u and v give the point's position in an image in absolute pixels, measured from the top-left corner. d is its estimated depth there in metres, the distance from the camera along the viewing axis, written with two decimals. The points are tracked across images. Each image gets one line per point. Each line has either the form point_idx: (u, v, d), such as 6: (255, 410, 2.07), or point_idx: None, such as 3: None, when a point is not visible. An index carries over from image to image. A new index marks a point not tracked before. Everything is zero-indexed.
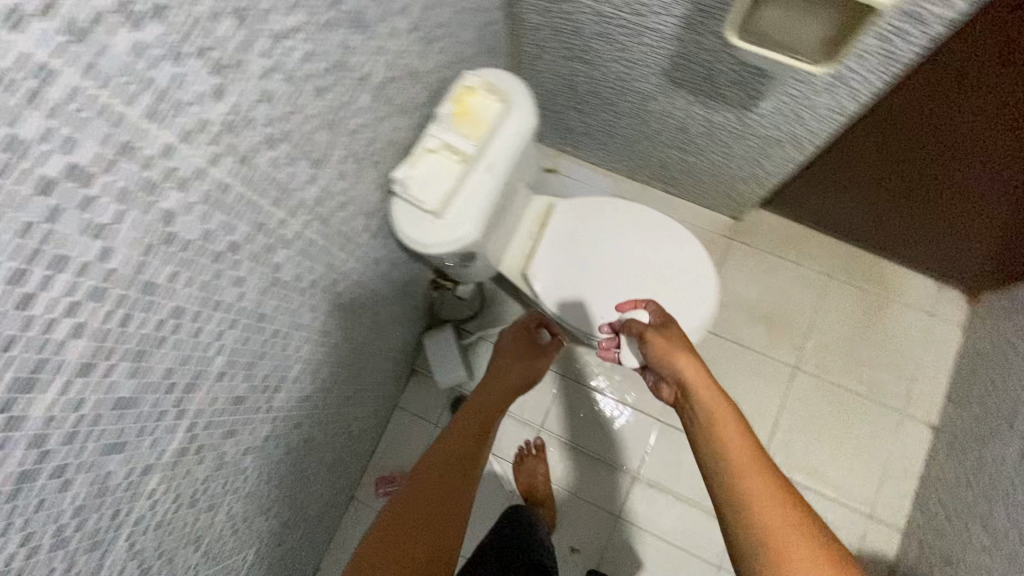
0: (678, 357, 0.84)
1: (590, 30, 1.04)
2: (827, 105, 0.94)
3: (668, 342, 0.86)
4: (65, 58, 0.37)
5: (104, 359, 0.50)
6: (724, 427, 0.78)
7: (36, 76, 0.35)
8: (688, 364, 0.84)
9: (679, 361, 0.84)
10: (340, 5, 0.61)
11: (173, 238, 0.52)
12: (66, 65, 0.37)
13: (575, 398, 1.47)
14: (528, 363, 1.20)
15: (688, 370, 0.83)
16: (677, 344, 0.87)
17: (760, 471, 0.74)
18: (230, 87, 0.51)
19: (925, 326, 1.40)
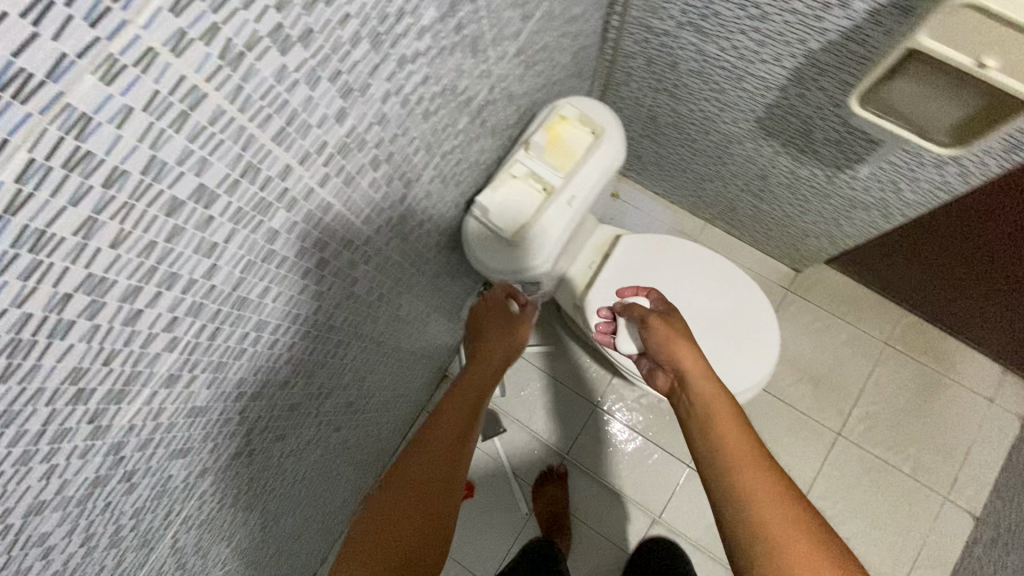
0: (675, 341, 0.85)
1: (687, 67, 1.00)
2: (930, 180, 0.89)
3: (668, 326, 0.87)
4: (216, 82, 0.35)
5: (188, 371, 0.49)
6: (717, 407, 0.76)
7: (187, 99, 0.34)
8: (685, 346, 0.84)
9: (676, 345, 0.84)
10: (463, 30, 0.59)
11: (272, 256, 0.50)
12: (218, 90, 0.35)
13: (593, 423, 1.44)
14: (510, 334, 0.85)
15: (685, 353, 0.83)
16: (677, 330, 0.87)
17: (752, 455, 0.70)
18: (352, 110, 0.49)
19: (981, 411, 1.34)
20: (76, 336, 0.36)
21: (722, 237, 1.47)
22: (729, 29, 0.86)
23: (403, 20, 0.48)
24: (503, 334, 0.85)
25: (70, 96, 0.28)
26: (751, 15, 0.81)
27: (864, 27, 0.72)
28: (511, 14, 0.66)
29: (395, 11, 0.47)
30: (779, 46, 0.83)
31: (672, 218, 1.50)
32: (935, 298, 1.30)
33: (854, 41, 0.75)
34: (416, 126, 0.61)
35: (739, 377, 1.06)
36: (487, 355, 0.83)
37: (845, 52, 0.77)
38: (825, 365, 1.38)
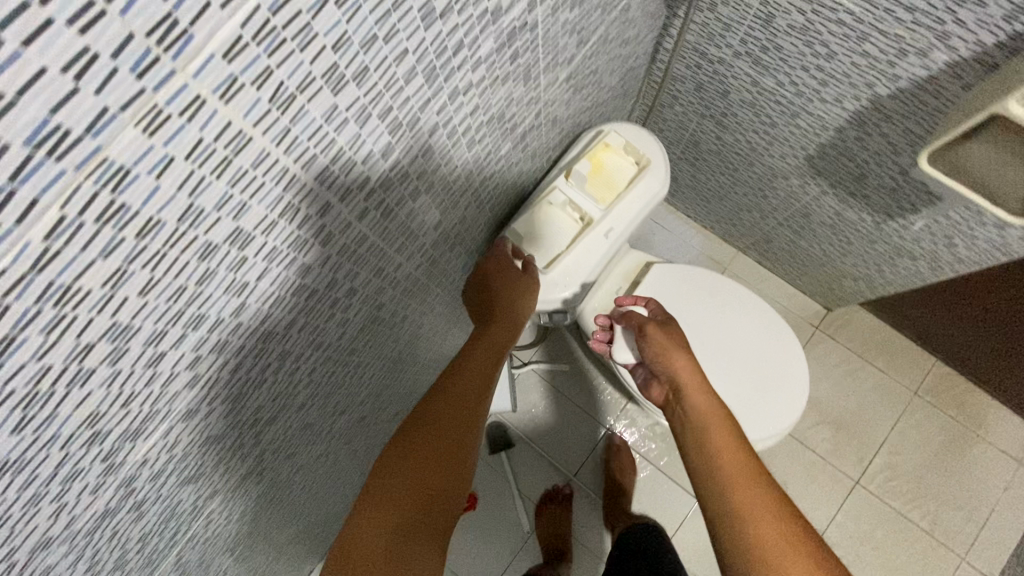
0: (671, 348, 0.84)
1: (738, 96, 0.95)
2: (988, 239, 0.84)
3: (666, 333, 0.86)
4: (264, 127, 0.32)
5: (207, 403, 0.46)
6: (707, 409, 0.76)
7: (232, 145, 0.31)
8: (680, 353, 0.83)
9: (672, 353, 0.83)
10: (518, 59, 0.55)
11: (302, 290, 0.48)
12: (264, 134, 0.33)
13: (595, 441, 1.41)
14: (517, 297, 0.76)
15: (680, 360, 0.82)
16: (675, 338, 0.86)
17: (744, 466, 0.69)
18: (398, 145, 0.46)
19: (1008, 472, 1.28)
20: (96, 382, 0.34)
21: (752, 267, 1.43)
22: (791, 64, 0.82)
23: (461, 54, 0.45)
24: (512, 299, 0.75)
25: (109, 150, 0.25)
26: (817, 53, 0.77)
27: (941, 79, 0.68)
28: (567, 41, 0.63)
29: (454, 45, 0.44)
30: (843, 87, 0.79)
31: (702, 243, 1.45)
32: (971, 351, 1.25)
33: (926, 91, 0.70)
34: (460, 155, 0.58)
35: (761, 424, 1.02)
36: (496, 322, 0.73)
37: (915, 101, 0.73)
38: (848, 409, 1.34)
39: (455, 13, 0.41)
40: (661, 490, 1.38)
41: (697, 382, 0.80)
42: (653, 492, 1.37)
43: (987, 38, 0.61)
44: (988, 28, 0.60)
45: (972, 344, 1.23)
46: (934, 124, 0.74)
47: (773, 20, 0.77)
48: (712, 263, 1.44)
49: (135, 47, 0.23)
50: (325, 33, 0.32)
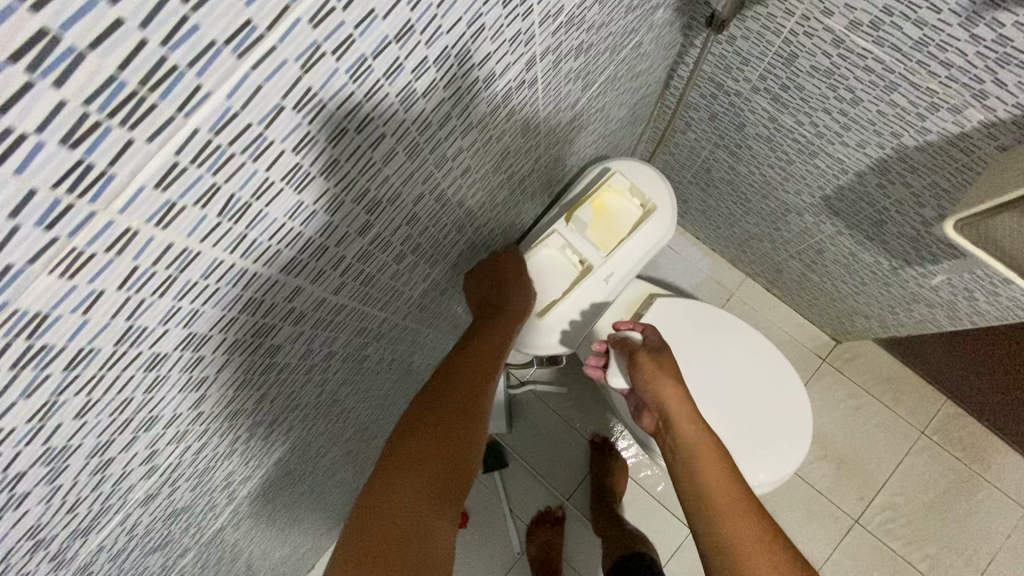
0: (661, 374, 0.77)
1: (754, 130, 0.90)
2: (1012, 298, 0.79)
3: (656, 359, 0.79)
4: (214, 240, 0.29)
5: (168, 486, 0.44)
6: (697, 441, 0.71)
7: (176, 263, 0.28)
8: (670, 380, 0.77)
9: (662, 383, 0.77)
10: (514, 115, 0.52)
11: (272, 367, 0.45)
12: (215, 245, 0.29)
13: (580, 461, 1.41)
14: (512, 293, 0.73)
15: (669, 392, 0.76)
16: (665, 364, 0.79)
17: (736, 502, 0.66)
18: (378, 220, 0.43)
19: (1015, 519, 1.25)
20: (33, 500, 0.32)
21: (760, 293, 1.38)
22: (812, 105, 0.76)
23: (447, 123, 0.42)
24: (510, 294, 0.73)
25: (19, 303, 0.22)
26: (841, 98, 0.72)
27: (974, 136, 0.63)
28: (570, 87, 0.59)
29: (440, 118, 0.40)
30: (867, 133, 0.74)
31: (710, 266, 1.41)
32: None
33: (957, 148, 0.65)
34: (449, 213, 0.55)
35: (759, 473, 0.99)
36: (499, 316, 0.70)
37: (944, 156, 0.68)
38: (852, 445, 1.30)
39: (439, 89, 0.38)
40: (654, 517, 1.35)
41: (688, 411, 0.74)
42: (647, 520, 1.35)
43: None
44: None
45: None
46: (962, 180, 0.69)
47: (796, 60, 0.72)
48: (720, 288, 1.39)
49: (41, 201, 0.20)
50: (282, 139, 0.28)
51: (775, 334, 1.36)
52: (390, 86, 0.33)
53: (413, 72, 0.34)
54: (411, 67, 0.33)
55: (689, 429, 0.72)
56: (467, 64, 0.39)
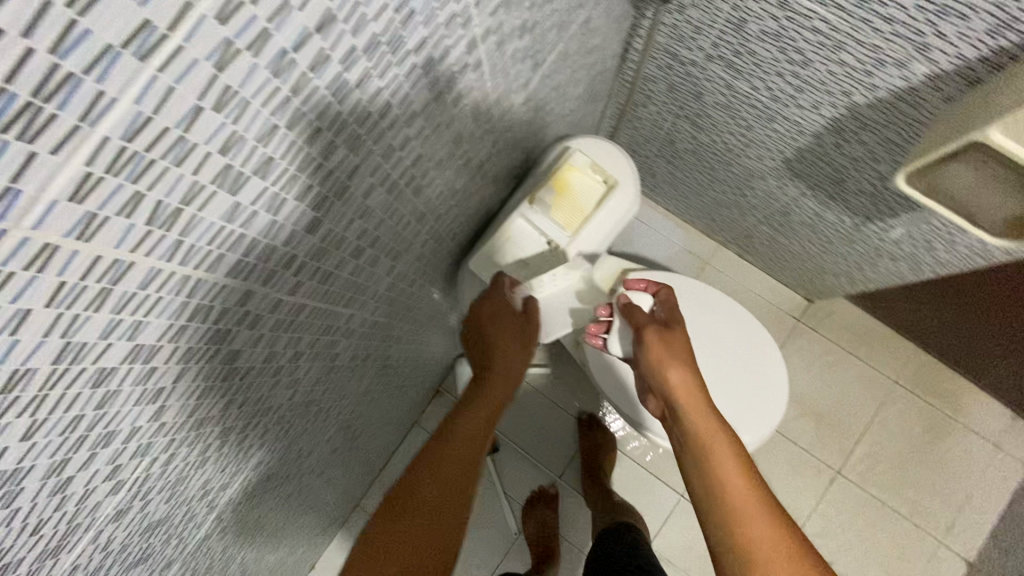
0: (670, 351, 0.79)
1: (713, 99, 0.91)
2: (968, 246, 0.81)
3: (665, 337, 0.81)
4: (146, 249, 0.28)
5: (138, 500, 0.44)
6: (700, 421, 0.72)
7: (109, 275, 0.27)
8: (676, 356, 0.78)
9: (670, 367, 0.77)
10: (463, 100, 0.51)
11: (234, 373, 0.45)
12: (149, 255, 0.29)
13: (570, 438, 1.43)
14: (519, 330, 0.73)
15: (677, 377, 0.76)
16: (674, 341, 0.81)
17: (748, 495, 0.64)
18: (328, 217, 0.42)
19: (986, 456, 1.30)
20: None
21: (733, 261, 1.40)
22: (765, 69, 0.77)
23: (389, 113, 0.41)
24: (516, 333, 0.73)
25: None
26: (791, 61, 0.72)
27: (921, 90, 0.64)
28: (520, 67, 0.59)
29: (379, 108, 0.40)
30: (820, 94, 0.75)
31: (683, 237, 1.42)
32: (951, 340, 1.24)
33: (905, 102, 0.66)
34: (406, 204, 0.54)
35: (746, 436, 1.01)
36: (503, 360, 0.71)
37: (894, 111, 0.69)
38: (830, 401, 1.34)
39: (374, 78, 0.37)
40: (645, 486, 1.38)
41: (693, 389, 0.75)
42: (638, 490, 1.38)
43: (970, 52, 0.57)
44: (968, 42, 0.56)
45: (954, 335, 1.22)
46: (913, 134, 0.70)
47: (745, 25, 0.72)
48: (694, 258, 1.41)
49: None
50: (205, 141, 0.28)
51: (750, 299, 1.38)
52: (320, 80, 0.33)
53: (342, 62, 0.33)
54: (339, 59, 0.33)
55: (695, 408, 0.73)
56: (401, 52, 0.38)
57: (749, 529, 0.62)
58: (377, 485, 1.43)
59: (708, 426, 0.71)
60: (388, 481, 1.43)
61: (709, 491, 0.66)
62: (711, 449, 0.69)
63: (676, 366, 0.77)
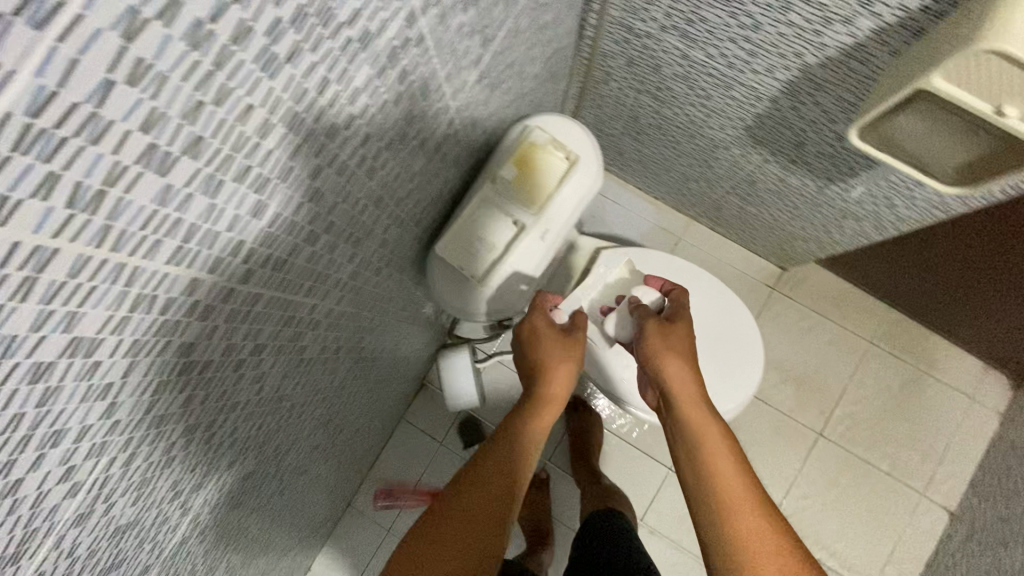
0: (664, 340, 0.80)
1: (671, 71, 0.91)
2: (926, 199, 0.83)
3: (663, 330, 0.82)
4: (71, 233, 0.28)
5: (101, 501, 0.43)
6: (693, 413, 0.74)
7: (32, 262, 0.27)
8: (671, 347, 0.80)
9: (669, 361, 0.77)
10: (409, 77, 0.50)
11: (191, 367, 0.44)
12: (75, 239, 0.28)
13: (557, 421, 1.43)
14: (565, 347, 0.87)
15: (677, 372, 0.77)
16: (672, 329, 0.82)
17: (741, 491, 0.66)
18: (273, 199, 0.41)
19: (961, 407, 1.33)
20: None
21: (706, 234, 1.42)
22: (718, 36, 0.77)
23: (328, 90, 0.41)
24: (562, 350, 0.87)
25: None
26: (742, 25, 0.73)
27: (867, 45, 0.65)
28: (468, 43, 0.58)
29: (315, 85, 0.39)
30: (772, 57, 0.75)
31: (656, 215, 1.43)
32: (920, 297, 1.27)
33: (854, 59, 0.67)
34: (360, 187, 0.53)
35: (727, 403, 1.03)
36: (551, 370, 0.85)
37: (844, 69, 0.70)
38: (809, 365, 1.36)
39: (306, 52, 0.36)
40: (634, 463, 1.39)
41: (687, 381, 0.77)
42: (627, 467, 1.39)
43: (909, 2, 0.57)
44: None
45: (923, 292, 1.25)
46: (864, 90, 0.71)
47: None
48: (667, 234, 1.42)
49: None
50: (123, 118, 0.27)
51: (725, 271, 1.40)
52: (245, 53, 0.32)
53: (267, 35, 0.33)
54: (263, 31, 0.32)
55: (690, 401, 0.75)
56: (334, 25, 0.37)
57: (741, 526, 0.63)
58: (367, 483, 1.43)
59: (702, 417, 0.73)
60: (378, 478, 1.43)
61: (706, 491, 0.67)
62: (708, 447, 0.70)
63: (672, 356, 0.78)
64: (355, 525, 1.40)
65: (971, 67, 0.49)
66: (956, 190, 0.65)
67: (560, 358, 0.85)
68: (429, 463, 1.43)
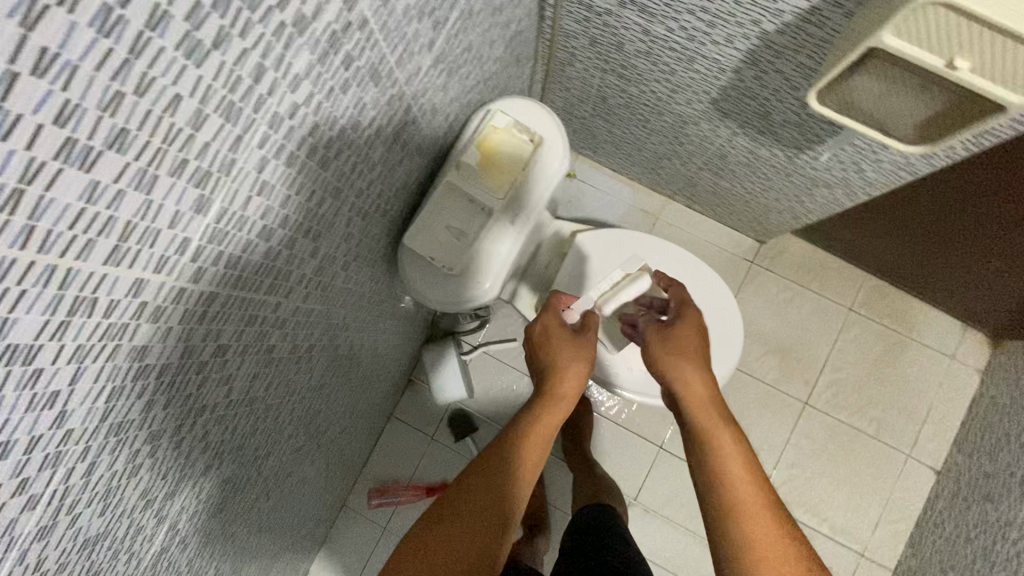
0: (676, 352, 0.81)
1: (634, 47, 0.90)
2: (893, 162, 0.83)
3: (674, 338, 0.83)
4: None
5: (65, 513, 0.42)
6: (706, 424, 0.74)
7: None
8: (681, 356, 0.81)
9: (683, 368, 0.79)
10: (355, 62, 0.49)
11: (146, 371, 0.43)
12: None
13: None
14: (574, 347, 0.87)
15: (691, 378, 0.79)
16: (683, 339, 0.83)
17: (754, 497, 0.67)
18: (217, 194, 0.40)
19: (942, 368, 1.35)
20: None
21: (683, 212, 1.42)
22: (677, 9, 0.77)
23: (266, 78, 0.39)
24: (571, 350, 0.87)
25: None
26: None
27: (823, 9, 0.64)
28: (417, 26, 0.57)
29: (250, 72, 0.38)
30: (731, 27, 0.75)
31: (632, 195, 1.43)
32: (895, 261, 1.28)
33: (810, 23, 0.67)
34: (315, 179, 0.52)
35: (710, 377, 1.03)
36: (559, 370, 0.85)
37: (802, 35, 0.69)
38: (791, 336, 1.38)
39: (234, 38, 0.35)
40: (625, 444, 1.40)
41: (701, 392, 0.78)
42: (619, 449, 1.40)
43: None
44: None
45: (899, 256, 1.26)
46: (823, 55, 0.71)
47: None
48: (645, 215, 1.42)
49: None
50: (30, 112, 0.26)
51: (704, 248, 1.40)
52: (164, 40, 0.31)
53: (187, 19, 0.31)
54: (182, 16, 0.31)
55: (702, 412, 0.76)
56: (263, 9, 0.36)
57: (754, 535, 0.64)
58: (361, 483, 1.42)
59: (714, 428, 0.73)
60: (371, 477, 1.42)
61: (719, 498, 0.68)
62: (719, 448, 0.71)
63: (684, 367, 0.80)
64: (351, 524, 1.40)
65: (917, 21, 0.49)
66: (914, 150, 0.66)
67: (568, 358, 0.86)
68: (421, 458, 1.43)
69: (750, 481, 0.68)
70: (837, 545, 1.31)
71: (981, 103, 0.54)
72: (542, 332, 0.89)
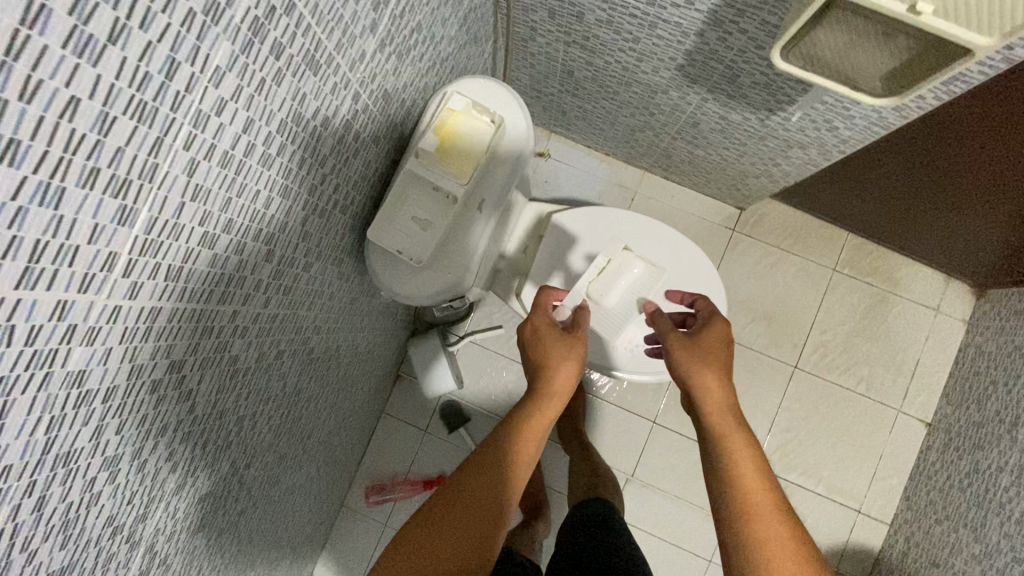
0: (701, 368, 0.78)
1: (594, 17, 0.87)
2: (864, 117, 0.82)
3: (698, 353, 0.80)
4: None
5: (20, 551, 0.40)
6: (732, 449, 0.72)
7: None
8: (707, 374, 0.77)
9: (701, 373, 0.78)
10: (287, 50, 0.46)
11: (89, 396, 0.41)
12: None
13: None
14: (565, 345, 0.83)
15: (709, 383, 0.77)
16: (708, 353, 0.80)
17: (765, 504, 0.67)
18: (142, 203, 0.38)
19: (929, 322, 1.35)
20: None
21: (661, 183, 1.40)
22: None
23: (180, 73, 0.37)
24: (562, 347, 0.83)
25: None
26: None
27: None
28: (354, 8, 0.54)
29: (161, 68, 0.35)
30: None
31: (608, 171, 1.40)
32: (875, 217, 1.27)
33: None
34: (257, 178, 0.50)
35: None
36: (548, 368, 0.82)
37: None
38: (777, 300, 1.37)
39: (134, 31, 0.32)
40: (619, 422, 1.39)
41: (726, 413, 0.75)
42: (613, 428, 1.39)
43: None
44: None
45: (879, 212, 1.25)
46: (786, 10, 0.68)
47: None
48: (622, 190, 1.40)
49: None
50: None
51: (684, 219, 1.38)
52: (48, 37, 0.28)
53: (72, 12, 0.28)
54: (66, 8, 0.28)
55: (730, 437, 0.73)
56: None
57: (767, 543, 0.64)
58: (357, 481, 1.41)
59: (743, 455, 0.71)
60: (367, 475, 1.41)
61: (733, 505, 0.68)
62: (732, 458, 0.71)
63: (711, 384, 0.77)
64: (350, 524, 1.39)
65: None
66: (887, 104, 0.62)
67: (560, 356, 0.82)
68: (415, 452, 1.42)
69: (768, 498, 0.68)
70: (833, 504, 1.32)
71: (948, 48, 0.53)
72: (533, 332, 0.86)
